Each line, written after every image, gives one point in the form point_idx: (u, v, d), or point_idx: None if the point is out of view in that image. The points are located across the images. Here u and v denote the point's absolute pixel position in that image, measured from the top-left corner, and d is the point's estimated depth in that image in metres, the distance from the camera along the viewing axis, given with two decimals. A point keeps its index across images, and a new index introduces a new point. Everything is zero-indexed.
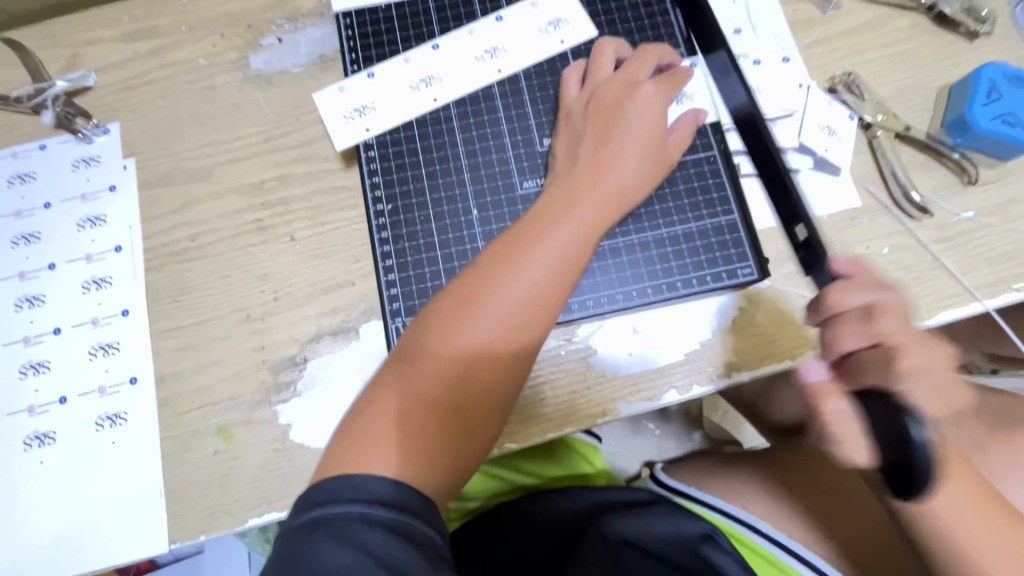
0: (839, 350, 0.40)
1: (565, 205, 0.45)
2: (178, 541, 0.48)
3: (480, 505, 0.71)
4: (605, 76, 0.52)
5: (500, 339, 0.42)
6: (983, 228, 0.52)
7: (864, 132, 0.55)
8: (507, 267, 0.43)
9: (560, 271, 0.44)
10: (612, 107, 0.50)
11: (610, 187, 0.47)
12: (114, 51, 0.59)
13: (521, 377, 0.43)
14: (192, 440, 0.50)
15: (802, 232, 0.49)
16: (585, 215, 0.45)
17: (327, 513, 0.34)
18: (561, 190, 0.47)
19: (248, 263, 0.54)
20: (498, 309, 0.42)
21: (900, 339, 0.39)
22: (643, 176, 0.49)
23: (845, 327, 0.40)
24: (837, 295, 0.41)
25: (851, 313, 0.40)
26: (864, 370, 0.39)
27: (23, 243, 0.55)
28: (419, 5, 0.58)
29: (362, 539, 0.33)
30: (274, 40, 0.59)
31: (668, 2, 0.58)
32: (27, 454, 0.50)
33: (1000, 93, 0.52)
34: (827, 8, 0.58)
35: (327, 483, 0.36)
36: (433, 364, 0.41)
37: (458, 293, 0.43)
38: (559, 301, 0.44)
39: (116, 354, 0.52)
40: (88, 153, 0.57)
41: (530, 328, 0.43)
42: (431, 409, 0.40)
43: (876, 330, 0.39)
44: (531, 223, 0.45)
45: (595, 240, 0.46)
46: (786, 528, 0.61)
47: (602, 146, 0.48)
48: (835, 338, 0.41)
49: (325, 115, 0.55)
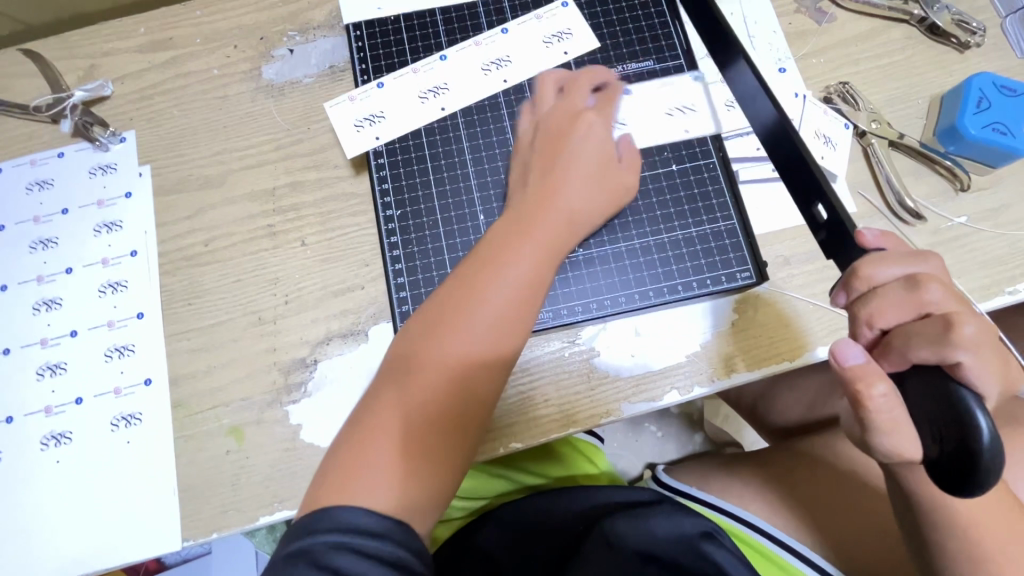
0: (880, 325, 0.38)
1: (520, 230, 0.47)
2: (190, 539, 0.49)
3: (484, 504, 0.71)
4: (548, 105, 0.54)
5: (461, 362, 0.43)
6: (975, 232, 0.54)
7: (859, 141, 0.57)
8: (463, 297, 0.44)
9: (522, 291, 0.45)
10: (559, 135, 0.51)
11: (562, 208, 0.48)
12: (131, 61, 0.61)
13: (493, 392, 0.44)
14: (204, 440, 0.51)
15: (824, 211, 0.45)
16: (538, 238, 0.47)
17: (309, 544, 0.35)
18: (516, 217, 0.48)
19: (260, 267, 0.55)
20: (461, 334, 0.43)
21: (947, 309, 0.37)
22: (598, 194, 0.50)
23: (887, 300, 0.38)
24: (873, 266, 0.39)
25: (891, 285, 0.39)
26: (912, 341, 0.37)
27: (41, 248, 0.56)
28: (426, 18, 0.60)
29: (337, 564, 0.34)
30: (286, 51, 0.61)
31: (669, 14, 0.60)
32: (44, 453, 0.51)
33: (990, 102, 0.54)
34: (822, 20, 0.60)
35: (309, 519, 0.37)
36: (405, 395, 0.42)
37: (415, 329, 0.44)
38: (525, 319, 0.45)
39: (131, 356, 0.54)
40: (105, 160, 0.59)
41: (494, 345, 0.44)
42: (410, 438, 0.41)
43: (921, 301, 0.38)
44: (488, 252, 0.46)
45: (551, 259, 0.47)
46: (785, 528, 0.62)
47: (552, 170, 0.50)
48: (874, 313, 0.38)
49: (335, 123, 0.57)
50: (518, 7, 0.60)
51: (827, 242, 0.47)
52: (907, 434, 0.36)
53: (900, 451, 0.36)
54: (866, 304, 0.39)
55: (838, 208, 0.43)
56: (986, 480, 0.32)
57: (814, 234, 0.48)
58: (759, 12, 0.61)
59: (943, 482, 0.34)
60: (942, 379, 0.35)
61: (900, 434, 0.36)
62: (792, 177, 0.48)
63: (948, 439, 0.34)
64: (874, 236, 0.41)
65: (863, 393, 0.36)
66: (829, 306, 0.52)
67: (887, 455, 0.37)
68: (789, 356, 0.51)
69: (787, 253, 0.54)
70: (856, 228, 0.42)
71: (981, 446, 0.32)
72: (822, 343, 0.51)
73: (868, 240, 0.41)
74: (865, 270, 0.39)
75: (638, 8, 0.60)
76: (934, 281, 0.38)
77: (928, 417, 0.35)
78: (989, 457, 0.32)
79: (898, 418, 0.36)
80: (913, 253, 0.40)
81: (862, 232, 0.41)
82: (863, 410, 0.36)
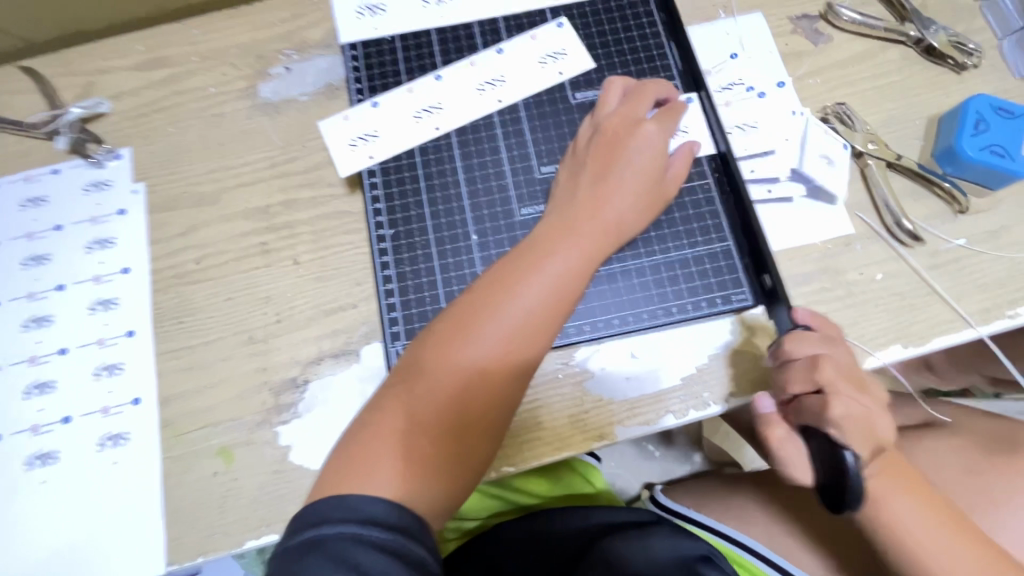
0: (790, 391, 0.45)
1: (562, 233, 0.47)
2: (174, 562, 0.48)
3: (478, 526, 0.70)
4: (611, 107, 0.53)
5: (495, 367, 0.42)
6: (974, 255, 0.53)
7: (856, 161, 0.56)
8: (505, 296, 0.43)
9: (558, 299, 0.44)
10: (613, 139, 0.51)
11: (605, 220, 0.48)
12: (128, 79, 0.61)
13: (514, 405, 0.44)
14: (192, 461, 0.51)
15: (769, 280, 0.51)
16: (578, 248, 0.46)
17: (320, 535, 0.35)
18: (559, 219, 0.48)
19: (252, 285, 0.55)
20: (495, 334, 0.43)
21: (838, 386, 0.43)
22: (636, 212, 0.49)
23: (794, 372, 0.45)
24: (790, 342, 0.45)
25: (797, 361, 0.45)
26: (803, 412, 0.44)
27: (33, 265, 0.56)
28: (422, 37, 0.60)
29: (354, 559, 0.33)
30: (282, 69, 0.61)
31: (663, 35, 0.60)
32: (29, 473, 0.51)
33: (987, 124, 0.54)
34: (818, 41, 0.60)
35: (321, 504, 0.36)
36: (433, 388, 0.41)
37: (456, 318, 0.43)
38: (555, 329, 0.45)
39: (121, 374, 0.53)
40: (100, 177, 0.58)
41: (525, 356, 0.43)
42: (427, 433, 0.41)
43: (817, 377, 0.43)
44: (529, 250, 0.46)
45: (586, 277, 0.46)
46: (785, 556, 0.61)
47: (601, 176, 0.49)
48: (784, 381, 0.45)
49: (330, 141, 0.57)
50: (514, 27, 0.60)
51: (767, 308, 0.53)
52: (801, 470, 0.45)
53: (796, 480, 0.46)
54: (782, 372, 0.46)
55: (777, 280, 0.50)
56: (852, 504, 0.43)
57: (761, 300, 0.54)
58: (753, 32, 0.61)
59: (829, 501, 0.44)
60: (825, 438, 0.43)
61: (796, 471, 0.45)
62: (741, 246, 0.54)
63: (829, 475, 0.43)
64: (806, 314, 0.47)
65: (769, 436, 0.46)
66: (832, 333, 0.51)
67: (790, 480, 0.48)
68: None
69: (784, 275, 0.54)
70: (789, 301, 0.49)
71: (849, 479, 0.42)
72: None
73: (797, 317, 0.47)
74: (779, 346, 0.46)
75: (633, 29, 0.60)
76: (831, 362, 0.44)
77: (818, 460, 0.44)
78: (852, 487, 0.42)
79: (795, 458, 0.45)
80: (825, 337, 0.46)
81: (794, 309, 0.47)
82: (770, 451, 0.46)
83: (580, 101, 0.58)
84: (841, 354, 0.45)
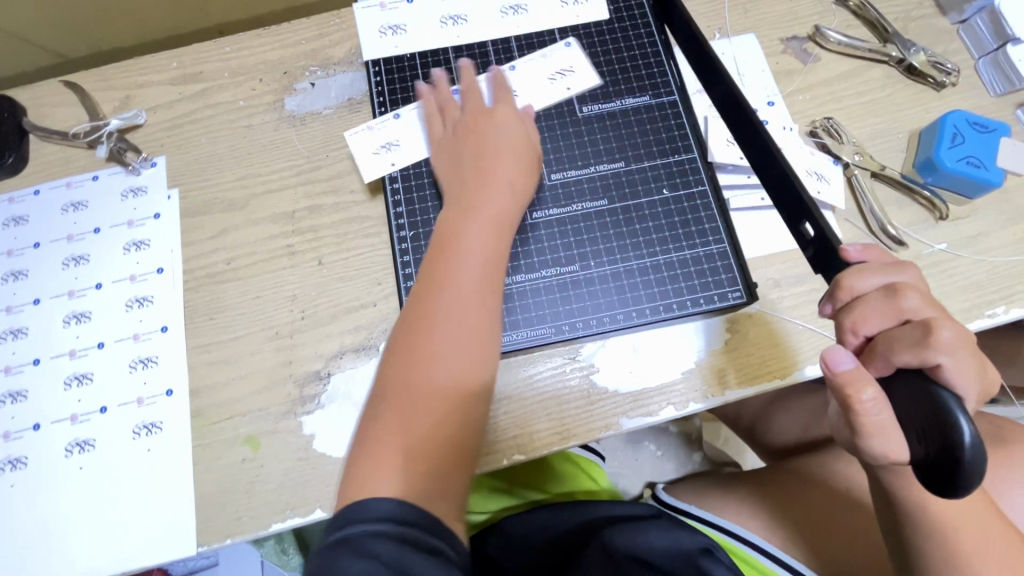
0: (864, 332, 0.41)
1: (464, 216, 0.52)
2: (205, 544, 0.51)
3: (486, 519, 0.72)
4: (455, 114, 0.59)
5: (451, 363, 0.46)
6: (955, 259, 0.57)
7: (844, 171, 0.60)
8: (431, 296, 0.48)
9: (482, 276, 0.49)
10: (472, 133, 0.57)
11: (497, 186, 0.54)
12: (163, 93, 0.66)
13: (488, 380, 0.47)
14: (222, 448, 0.54)
15: (812, 228, 0.48)
16: (483, 219, 0.52)
17: (345, 535, 0.37)
18: (458, 205, 0.53)
19: (279, 284, 0.58)
20: (436, 327, 0.47)
21: (925, 315, 0.40)
22: (522, 170, 0.56)
23: (869, 307, 0.41)
24: (854, 277, 0.42)
25: (872, 295, 0.42)
26: (895, 346, 0.40)
27: (73, 264, 0.60)
28: (440, 55, 0.65)
29: (375, 551, 0.36)
30: (307, 84, 0.65)
31: (664, 54, 0.65)
32: (68, 460, 0.54)
33: (964, 137, 0.58)
34: (807, 60, 0.65)
35: (344, 512, 0.39)
36: (403, 405, 0.45)
37: (400, 340, 0.47)
38: (493, 300, 0.49)
39: (155, 367, 0.56)
40: (137, 183, 0.63)
41: (473, 336, 0.47)
42: (420, 433, 0.44)
43: (900, 307, 0.41)
44: (442, 245, 0.51)
45: (501, 238, 0.52)
46: (781, 546, 0.64)
47: (479, 157, 0.55)
48: (858, 319, 0.42)
49: (355, 151, 0.61)
50: (525, 46, 0.65)
51: (815, 258, 0.50)
52: (894, 435, 0.38)
53: (887, 453, 0.39)
54: (851, 312, 0.42)
55: (823, 225, 0.46)
56: (970, 479, 0.35)
57: (803, 251, 0.51)
58: (747, 52, 0.65)
59: (931, 481, 0.37)
60: (922, 381, 0.38)
61: (888, 438, 0.38)
62: (780, 199, 0.51)
63: (934, 442, 0.36)
64: (859, 251, 0.45)
65: (853, 396, 0.38)
66: (823, 330, 0.55)
67: (875, 457, 0.40)
68: (780, 374, 0.54)
69: (777, 276, 0.57)
70: (839, 243, 0.46)
71: (963, 443, 0.35)
72: (812, 363, 0.54)
73: (852, 255, 0.44)
74: (847, 281, 0.42)
75: (635, 48, 0.65)
76: (913, 290, 0.41)
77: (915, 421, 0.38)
78: (971, 454, 0.35)
79: (885, 421, 0.38)
80: (892, 264, 0.43)
81: (847, 248, 0.44)
82: (854, 413, 0.39)
83: (587, 114, 0.62)
84: (909, 280, 0.43)
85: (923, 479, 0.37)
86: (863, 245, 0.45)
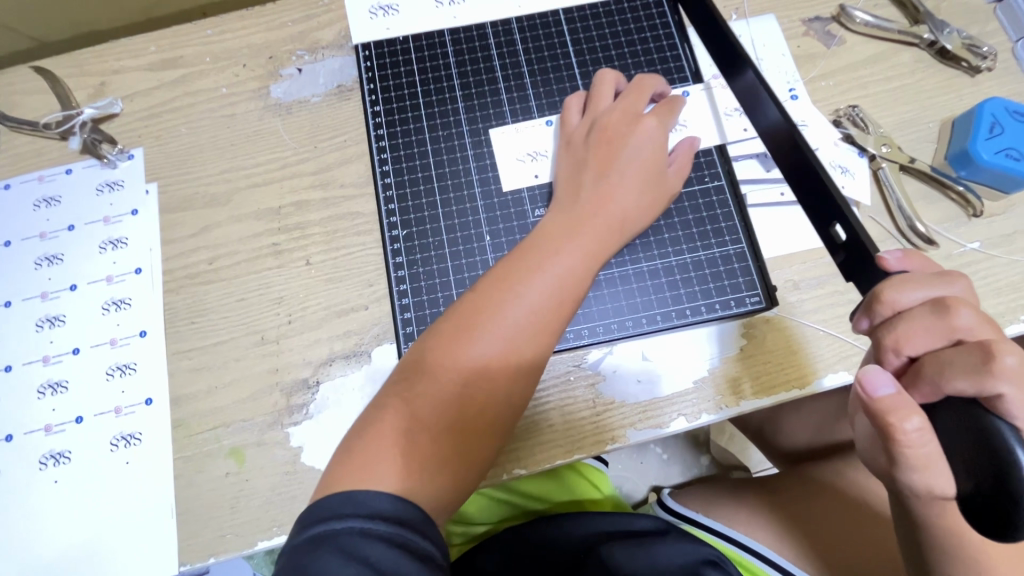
0: (907, 352, 0.38)
1: (567, 231, 0.47)
2: (186, 563, 0.49)
3: (485, 530, 0.70)
4: (605, 105, 0.54)
5: (496, 362, 0.42)
6: (989, 259, 0.53)
7: (870, 164, 0.56)
8: (510, 297, 0.44)
9: (562, 300, 0.45)
10: (611, 136, 0.51)
11: (611, 216, 0.49)
12: (139, 79, 0.61)
13: (516, 406, 0.43)
14: (204, 461, 0.51)
15: (842, 232, 0.44)
16: (584, 245, 0.47)
17: (330, 530, 0.34)
18: (562, 217, 0.49)
19: (265, 286, 0.55)
20: (497, 334, 0.43)
21: (981, 335, 0.36)
22: (641, 207, 0.50)
23: (914, 325, 0.38)
24: (895, 290, 0.39)
25: (917, 310, 0.38)
26: (946, 369, 0.36)
27: (46, 265, 0.56)
28: (434, 38, 0.61)
29: (363, 552, 0.33)
30: (294, 70, 0.61)
31: (676, 36, 0.60)
32: (42, 473, 0.51)
33: (1003, 127, 0.54)
34: (830, 43, 0.60)
35: (330, 500, 0.36)
36: (432, 399, 0.41)
37: (461, 320, 0.44)
38: (556, 331, 0.45)
39: (133, 374, 0.53)
40: (113, 177, 0.59)
41: (527, 359, 0.43)
42: (429, 430, 0.41)
43: (951, 326, 0.37)
44: (535, 247, 0.47)
45: (593, 270, 0.47)
46: (795, 559, 0.60)
47: (602, 174, 0.50)
48: (900, 337, 0.38)
49: (501, 154, 0.57)
50: (526, 28, 0.61)
51: (846, 264, 0.46)
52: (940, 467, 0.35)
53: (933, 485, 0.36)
54: (892, 329, 0.39)
55: (856, 227, 0.42)
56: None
57: (832, 255, 0.48)
58: (766, 34, 0.61)
59: (980, 521, 0.33)
60: (975, 410, 0.35)
61: (934, 470, 0.36)
62: (807, 199, 0.47)
63: (986, 477, 0.33)
64: (897, 258, 0.41)
65: (895, 424, 0.35)
66: (844, 335, 0.51)
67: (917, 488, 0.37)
68: (799, 385, 0.50)
69: (796, 277, 0.53)
70: (875, 249, 0.42)
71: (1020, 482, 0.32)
72: (831, 372, 0.50)
73: (890, 264, 0.40)
74: (888, 294, 0.39)
75: (645, 30, 0.61)
76: (965, 305, 0.37)
77: (962, 453, 0.34)
78: None
79: (929, 452, 0.35)
80: (938, 275, 0.39)
81: (885, 257, 0.41)
82: (895, 442, 0.35)
83: None
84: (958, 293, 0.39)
85: (970, 517, 0.34)
86: (902, 252, 0.41)
